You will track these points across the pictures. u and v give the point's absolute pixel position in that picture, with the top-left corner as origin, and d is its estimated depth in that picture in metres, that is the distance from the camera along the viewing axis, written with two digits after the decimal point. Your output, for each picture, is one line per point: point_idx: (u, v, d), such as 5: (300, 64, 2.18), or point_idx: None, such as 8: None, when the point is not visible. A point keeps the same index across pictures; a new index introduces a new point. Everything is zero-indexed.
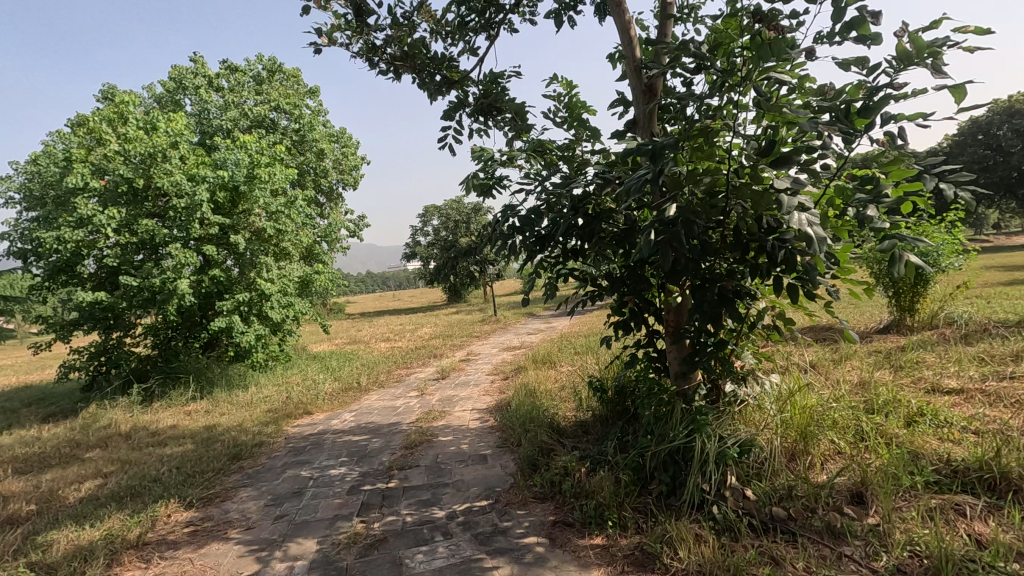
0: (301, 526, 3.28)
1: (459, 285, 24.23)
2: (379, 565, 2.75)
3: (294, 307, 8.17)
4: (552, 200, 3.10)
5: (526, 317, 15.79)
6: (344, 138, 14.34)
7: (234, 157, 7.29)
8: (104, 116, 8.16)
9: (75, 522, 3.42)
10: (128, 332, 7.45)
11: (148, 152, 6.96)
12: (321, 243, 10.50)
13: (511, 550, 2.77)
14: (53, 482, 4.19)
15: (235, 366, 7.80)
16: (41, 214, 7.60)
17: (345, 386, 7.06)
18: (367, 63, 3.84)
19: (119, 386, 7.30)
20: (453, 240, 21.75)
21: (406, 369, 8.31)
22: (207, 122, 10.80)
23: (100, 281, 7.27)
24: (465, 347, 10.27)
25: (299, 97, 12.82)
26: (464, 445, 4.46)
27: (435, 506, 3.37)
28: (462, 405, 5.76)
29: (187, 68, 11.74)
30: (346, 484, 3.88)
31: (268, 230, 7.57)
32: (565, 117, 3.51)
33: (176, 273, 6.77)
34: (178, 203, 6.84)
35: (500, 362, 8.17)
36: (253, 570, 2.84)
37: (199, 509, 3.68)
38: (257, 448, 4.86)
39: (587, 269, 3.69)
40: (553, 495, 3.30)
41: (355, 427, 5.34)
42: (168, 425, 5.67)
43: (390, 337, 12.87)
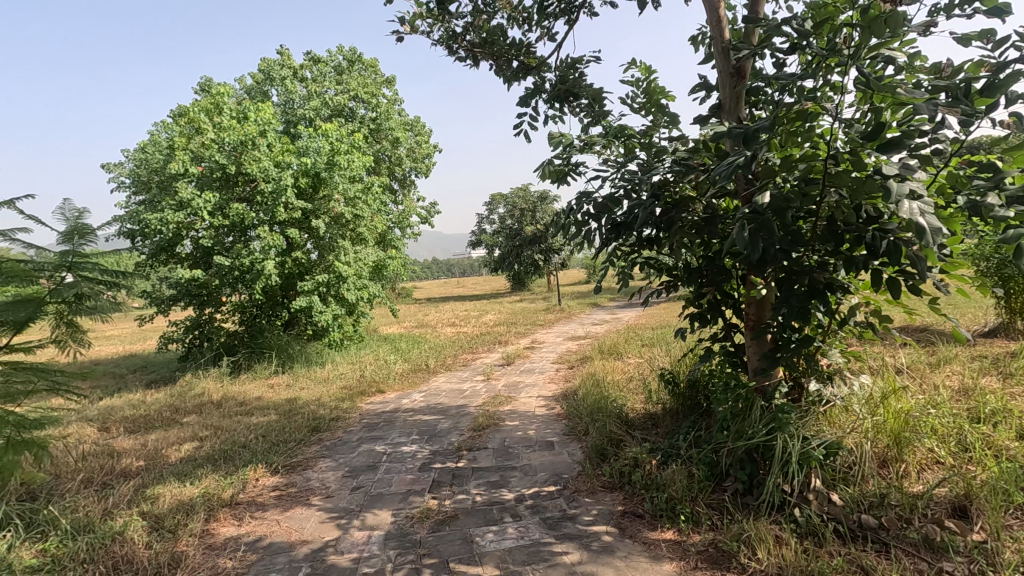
0: (376, 498, 3.43)
1: (523, 274, 24.32)
2: (450, 541, 2.84)
3: (368, 289, 8.50)
4: (629, 186, 3.01)
5: (591, 308, 15.66)
6: (417, 127, 14.68)
7: (316, 145, 7.66)
8: (202, 107, 8.76)
9: (177, 479, 3.75)
10: (219, 308, 8.03)
11: (240, 140, 7.40)
12: (393, 229, 10.84)
13: (580, 537, 2.78)
14: (158, 442, 4.60)
15: (313, 344, 8.25)
16: (147, 198, 8.29)
17: (414, 368, 7.30)
18: (446, 50, 3.89)
19: (210, 358, 7.90)
20: (519, 228, 21.86)
21: (472, 353, 8.48)
22: (292, 112, 11.38)
23: (195, 260, 7.84)
24: (530, 335, 10.34)
25: (376, 87, 13.25)
26: (531, 431, 4.50)
27: (503, 488, 3.43)
28: (528, 392, 5.82)
29: (275, 60, 12.40)
30: (418, 461, 4.02)
31: (346, 215, 7.91)
32: (643, 103, 3.41)
33: (263, 255, 7.21)
34: (266, 188, 7.28)
35: (566, 351, 8.17)
36: (334, 536, 3.01)
37: (284, 475, 3.94)
38: (334, 422, 5.12)
39: (663, 261, 3.58)
40: (622, 486, 3.28)
41: (425, 407, 5.52)
42: (255, 397, 6.09)
43: (456, 323, 13.14)
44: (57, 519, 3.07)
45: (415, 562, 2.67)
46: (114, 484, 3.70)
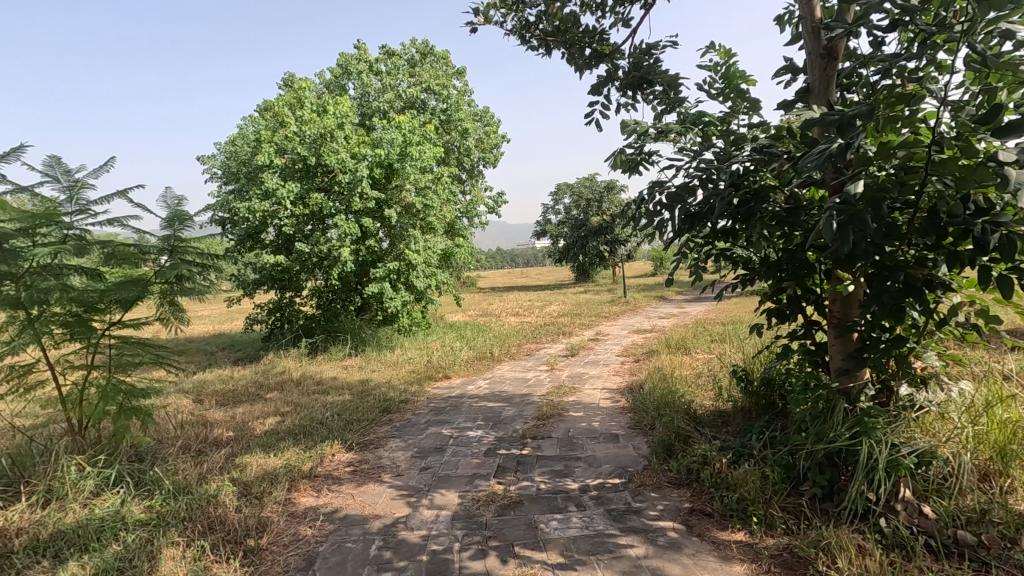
0: (444, 479, 3.55)
1: (588, 265, 24.11)
2: (515, 525, 2.89)
3: (436, 277, 8.73)
4: (706, 175, 2.88)
5: (657, 301, 15.30)
6: (486, 117, 14.83)
7: (390, 136, 7.92)
8: (286, 101, 9.26)
9: (263, 450, 4.04)
10: (299, 292, 8.51)
11: (319, 133, 7.77)
12: (461, 219, 11.05)
13: (645, 531, 2.75)
14: (245, 415, 4.96)
15: (384, 329, 8.59)
16: (236, 188, 8.87)
17: (479, 355, 7.43)
18: (519, 40, 3.90)
19: (290, 339, 8.40)
20: (585, 219, 21.66)
21: (535, 343, 8.53)
22: (367, 105, 11.79)
23: (278, 247, 8.31)
24: (594, 326, 10.26)
25: (447, 78, 13.48)
26: (595, 422, 4.49)
27: (567, 477, 3.44)
28: (592, 383, 5.79)
29: (352, 55, 12.87)
30: (483, 446, 4.11)
31: (417, 205, 8.14)
32: (722, 88, 3.27)
33: (340, 242, 7.57)
34: (343, 178, 7.60)
35: (631, 344, 8.05)
36: (404, 513, 3.14)
37: (357, 452, 4.14)
38: (403, 405, 5.31)
39: (739, 254, 3.41)
40: (690, 483, 3.21)
41: (490, 394, 5.63)
42: (330, 377, 6.43)
43: (520, 312, 13.25)
44: (161, 479, 3.39)
45: (481, 543, 2.74)
46: (208, 452, 4.03)
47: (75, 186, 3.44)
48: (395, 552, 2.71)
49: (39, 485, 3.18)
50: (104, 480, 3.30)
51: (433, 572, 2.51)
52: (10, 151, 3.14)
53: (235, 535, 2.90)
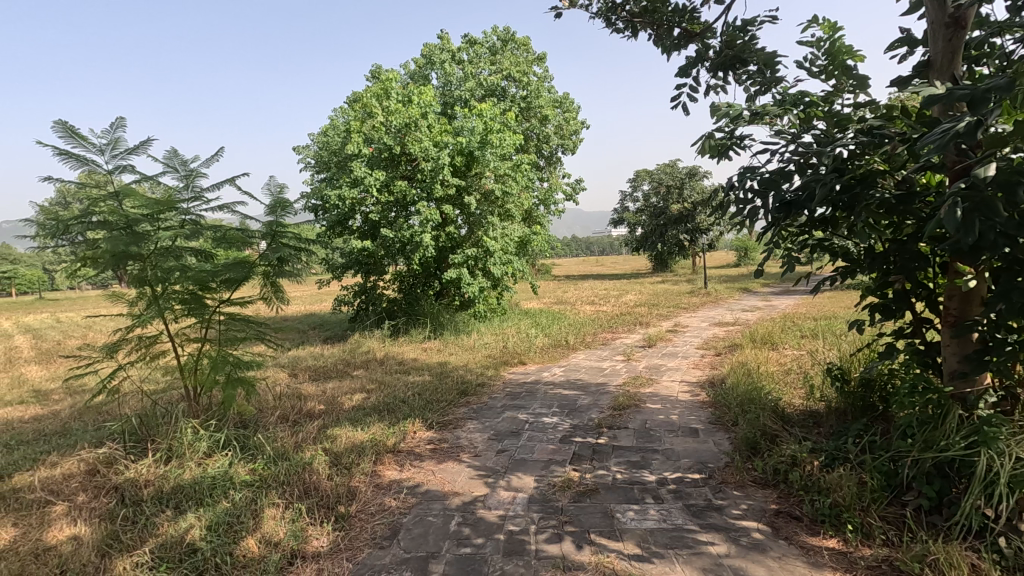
0: (520, 463, 3.61)
1: (666, 254, 23.39)
2: (591, 513, 2.90)
3: (513, 264, 8.83)
4: (803, 160, 2.66)
5: (741, 293, 14.62)
6: (565, 103, 14.68)
7: (471, 125, 8.06)
8: (374, 93, 9.63)
9: (351, 424, 4.29)
10: (382, 276, 8.90)
11: (404, 123, 8.07)
12: (538, 206, 11.07)
13: (727, 530, 2.67)
14: (335, 390, 5.30)
15: (461, 314, 8.83)
16: (327, 176, 9.35)
17: (554, 343, 7.45)
18: (605, 22, 3.80)
19: (374, 321, 8.82)
20: (664, 206, 21.03)
21: (611, 332, 8.44)
22: (450, 93, 12.00)
23: (364, 233, 8.63)
24: (672, 317, 9.98)
25: (527, 65, 13.50)
26: (674, 416, 4.38)
27: (644, 469, 3.40)
28: (670, 375, 5.66)
29: (436, 45, 13.16)
30: (559, 433, 4.13)
31: (496, 192, 8.25)
32: (824, 65, 3.01)
33: (422, 228, 7.82)
34: (426, 166, 7.84)
35: (712, 336, 7.76)
36: (482, 492, 3.23)
37: (437, 431, 4.30)
38: (480, 388, 5.44)
39: (839, 244, 3.15)
40: (776, 484, 3.07)
41: (565, 381, 5.64)
42: (411, 358, 6.70)
43: (595, 301, 13.12)
44: (262, 445, 3.69)
45: (557, 528, 2.77)
46: (302, 423, 4.34)
47: (191, 175, 3.77)
48: (473, 529, 2.81)
49: (162, 444, 3.56)
50: (215, 442, 3.63)
51: (510, 551, 2.57)
52: (138, 144, 3.49)
53: (327, 501, 3.12)
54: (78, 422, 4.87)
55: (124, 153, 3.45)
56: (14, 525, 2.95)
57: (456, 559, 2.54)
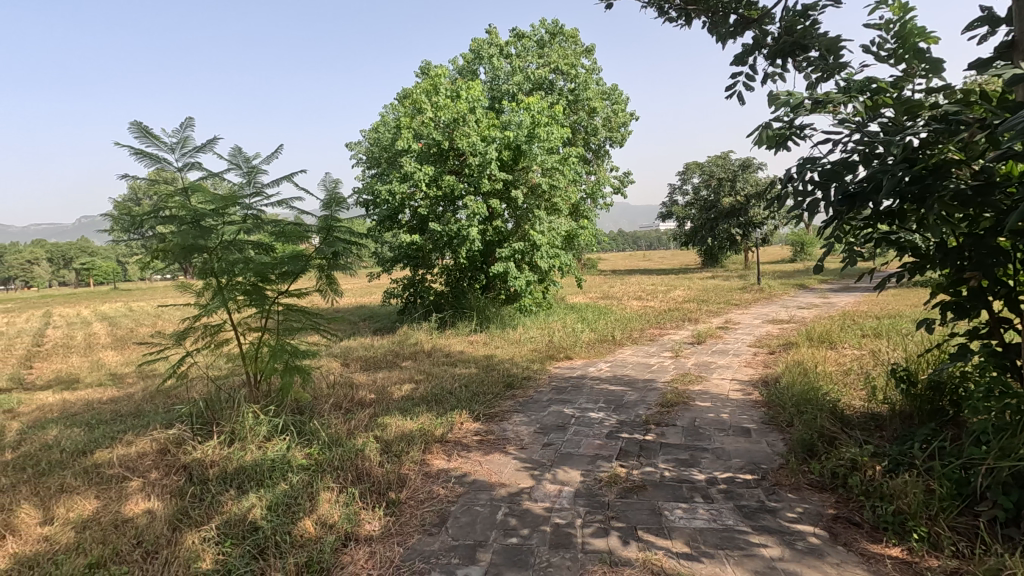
0: (566, 457, 3.61)
1: (716, 249, 22.77)
2: (638, 509, 2.87)
3: (559, 258, 8.81)
4: (869, 150, 2.51)
5: (796, 289, 14.07)
6: (614, 95, 14.45)
7: (518, 119, 8.08)
8: (423, 89, 9.78)
9: (401, 413, 4.40)
10: (430, 270, 9.06)
11: (453, 118, 8.16)
12: (585, 200, 10.98)
13: (781, 533, 2.59)
14: (385, 380, 5.45)
15: (507, 308, 8.89)
16: (378, 172, 9.58)
17: (600, 338, 7.39)
18: (657, 11, 3.71)
19: (422, 314, 9.01)
20: (715, 199, 20.45)
21: (659, 328, 8.30)
22: (498, 88, 12.05)
23: (413, 227, 8.81)
24: (723, 314, 9.72)
25: (575, 58, 13.39)
26: (724, 414, 4.27)
27: (693, 467, 3.33)
28: (721, 373, 5.52)
29: (484, 39, 13.23)
30: (605, 428, 4.11)
31: (543, 185, 8.23)
32: (894, 49, 2.83)
33: (469, 222, 7.90)
34: (474, 161, 7.91)
35: (765, 334, 7.51)
36: (528, 484, 3.26)
37: (483, 423, 4.36)
38: (525, 381, 5.48)
39: (906, 239, 2.97)
40: (834, 488, 2.95)
41: (612, 376, 5.60)
42: (458, 350, 6.80)
43: (642, 296, 12.93)
44: (317, 431, 3.84)
45: (604, 523, 2.76)
46: (355, 410, 4.49)
47: (253, 171, 3.94)
48: (520, 520, 2.83)
49: (226, 427, 3.76)
50: (274, 427, 3.80)
51: (557, 544, 2.58)
52: (205, 143, 3.68)
53: (379, 487, 3.22)
54: (150, 404, 5.21)
55: (192, 151, 3.64)
56: (96, 497, 3.19)
57: (503, 549, 2.57)
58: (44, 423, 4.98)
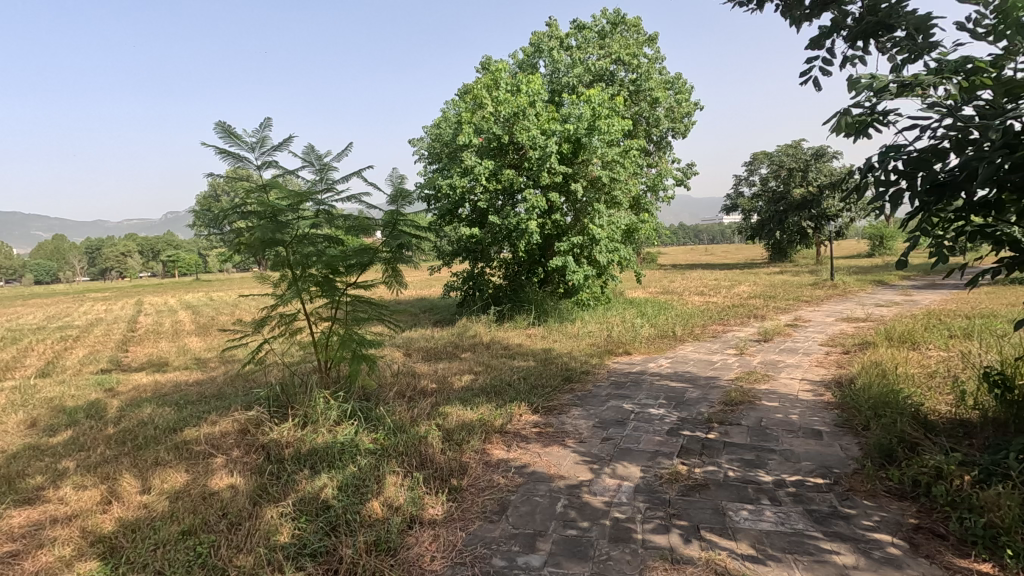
0: (625, 452, 3.59)
1: (785, 243, 21.74)
2: (701, 508, 2.82)
3: (618, 252, 8.70)
4: (963, 136, 2.32)
5: (873, 286, 13.20)
6: (677, 85, 14.04)
7: (578, 111, 8.00)
8: (483, 84, 9.89)
9: (461, 403, 4.51)
10: (489, 263, 9.17)
11: (513, 112, 8.20)
12: (646, 192, 10.78)
13: (856, 540, 2.47)
14: (446, 371, 5.60)
15: (565, 302, 8.89)
16: (439, 167, 9.77)
17: (660, 334, 7.25)
18: None
19: (481, 307, 9.17)
20: (785, 190, 19.50)
21: (723, 325, 8.04)
22: (558, 81, 12.00)
23: (472, 221, 8.94)
24: (792, 311, 9.29)
25: (638, 47, 13.10)
26: (793, 415, 4.10)
27: (760, 468, 3.23)
28: (789, 372, 5.29)
29: (545, 32, 13.19)
30: (666, 425, 4.04)
31: (603, 178, 8.14)
32: (992, 25, 2.58)
33: (528, 215, 7.93)
34: (533, 154, 7.91)
35: (839, 332, 7.13)
36: (587, 478, 3.26)
37: (542, 415, 4.39)
38: (584, 375, 5.46)
39: (1004, 230, 2.73)
40: (915, 497, 2.78)
41: (672, 373, 5.49)
42: (517, 343, 6.87)
43: (704, 292, 12.57)
44: (383, 418, 4.00)
45: (665, 520, 2.73)
46: (417, 399, 4.63)
47: (324, 168, 4.13)
48: (579, 512, 2.85)
49: (299, 411, 3.99)
50: (343, 413, 3.98)
51: (617, 538, 2.58)
52: (282, 141, 3.89)
53: (441, 474, 3.32)
54: (231, 387, 5.59)
55: (269, 150, 3.86)
56: (185, 471, 3.47)
57: (563, 539, 2.59)
58: (140, 401, 5.45)
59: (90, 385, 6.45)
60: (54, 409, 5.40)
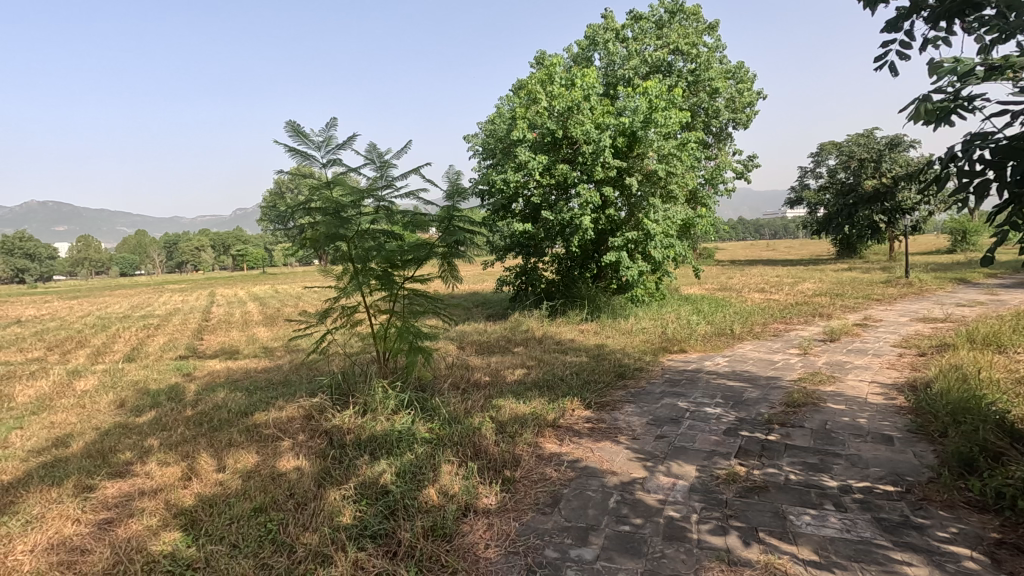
0: (680, 451, 3.53)
1: (854, 238, 20.58)
2: (760, 511, 2.74)
3: (674, 247, 8.49)
4: None
5: (954, 284, 12.30)
6: (739, 74, 13.54)
7: (634, 104, 7.87)
8: (538, 79, 9.88)
9: (514, 396, 4.56)
10: (542, 258, 9.18)
11: (567, 106, 8.17)
12: (704, 186, 10.47)
13: (929, 552, 2.34)
14: (499, 364, 5.67)
15: (618, 298, 8.82)
16: (493, 162, 9.85)
17: (717, 331, 7.04)
18: None
19: (533, 302, 9.22)
20: (855, 182, 18.44)
21: (785, 323, 7.73)
22: (613, 73, 11.87)
23: (526, 216, 8.97)
24: (861, 309, 8.81)
25: (697, 36, 12.74)
26: (861, 419, 3.90)
27: (824, 473, 3.10)
28: (857, 374, 5.04)
29: (600, 25, 13.04)
30: (723, 424, 3.94)
31: (659, 172, 7.96)
32: None
33: (582, 210, 7.87)
34: (588, 149, 7.84)
35: (913, 333, 6.70)
36: (640, 475, 3.24)
37: (595, 411, 4.38)
38: (637, 372, 5.40)
39: None
40: (998, 510, 2.60)
41: (730, 372, 5.34)
42: (569, 338, 6.87)
43: (765, 289, 12.10)
44: (438, 408, 4.11)
45: (721, 520, 2.67)
46: (471, 391, 4.72)
47: (384, 165, 4.26)
48: (632, 509, 2.83)
49: (359, 399, 4.16)
50: (400, 402, 4.11)
51: (671, 536, 2.56)
52: (346, 140, 4.05)
53: (495, 465, 3.38)
54: (296, 374, 5.89)
55: (335, 149, 4.03)
56: (256, 452, 3.69)
57: (616, 535, 2.59)
58: (214, 386, 5.83)
59: (170, 370, 6.95)
60: (139, 391, 5.86)
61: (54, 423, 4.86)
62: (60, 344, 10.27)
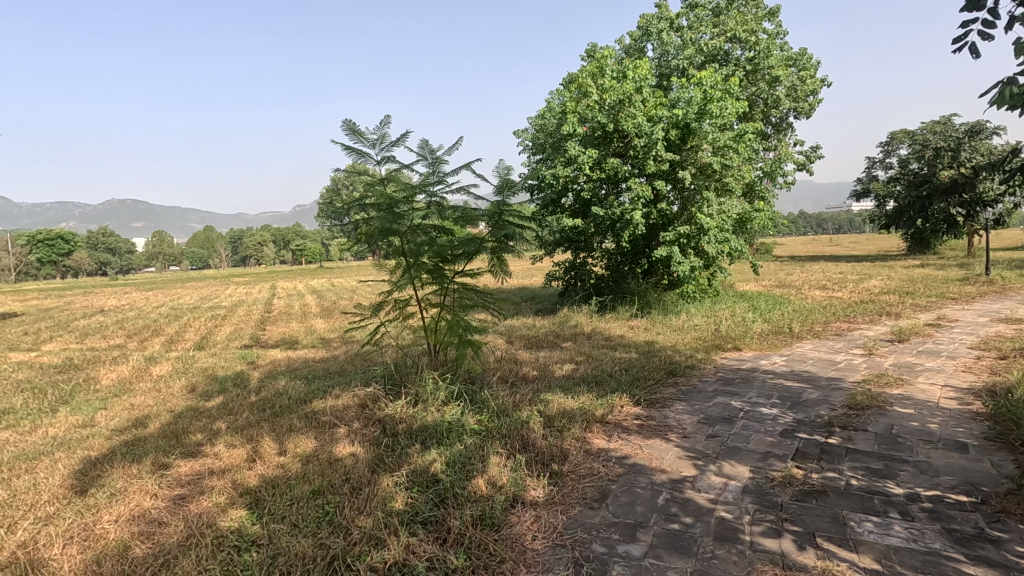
0: (733, 451, 3.44)
1: (928, 233, 19.28)
2: (818, 515, 2.64)
3: (730, 243, 8.22)
4: None
5: None
6: (802, 60, 12.90)
7: (688, 95, 7.67)
8: (589, 72, 9.76)
9: (562, 391, 4.57)
10: (591, 253, 9.12)
11: (618, 99, 8.07)
12: (762, 178, 10.07)
13: (1007, 568, 2.19)
14: (547, 359, 5.68)
15: (669, 294, 8.65)
16: (543, 157, 9.83)
17: (775, 330, 6.78)
18: None
19: (582, 297, 9.17)
20: (929, 173, 17.26)
21: (848, 322, 7.36)
22: (667, 64, 11.59)
23: (575, 211, 8.92)
24: (934, 309, 8.26)
25: (756, 23, 12.24)
26: (932, 424, 3.68)
27: (889, 479, 2.95)
28: (928, 377, 4.74)
29: (654, 14, 12.73)
30: (780, 426, 3.80)
31: (714, 165, 7.72)
32: None
33: (633, 205, 7.76)
34: (639, 142, 7.70)
35: (993, 334, 6.24)
36: (691, 474, 3.18)
37: (644, 408, 4.32)
38: (689, 370, 5.28)
39: None
40: None
41: (787, 371, 5.14)
42: (618, 334, 6.81)
43: (827, 286, 11.53)
44: (487, 401, 4.17)
45: (776, 523, 2.60)
46: (519, 385, 4.76)
47: (436, 161, 4.34)
48: (682, 508, 2.79)
49: (411, 389, 4.27)
50: (450, 394, 4.20)
51: (722, 537, 2.50)
52: (400, 137, 4.16)
53: (542, 458, 3.41)
54: (351, 365, 6.10)
55: (389, 146, 4.14)
56: (314, 438, 3.86)
57: (664, 532, 2.56)
58: (276, 374, 6.13)
59: (236, 359, 7.35)
60: (208, 377, 6.24)
61: (134, 405, 5.25)
62: (138, 332, 11.05)
